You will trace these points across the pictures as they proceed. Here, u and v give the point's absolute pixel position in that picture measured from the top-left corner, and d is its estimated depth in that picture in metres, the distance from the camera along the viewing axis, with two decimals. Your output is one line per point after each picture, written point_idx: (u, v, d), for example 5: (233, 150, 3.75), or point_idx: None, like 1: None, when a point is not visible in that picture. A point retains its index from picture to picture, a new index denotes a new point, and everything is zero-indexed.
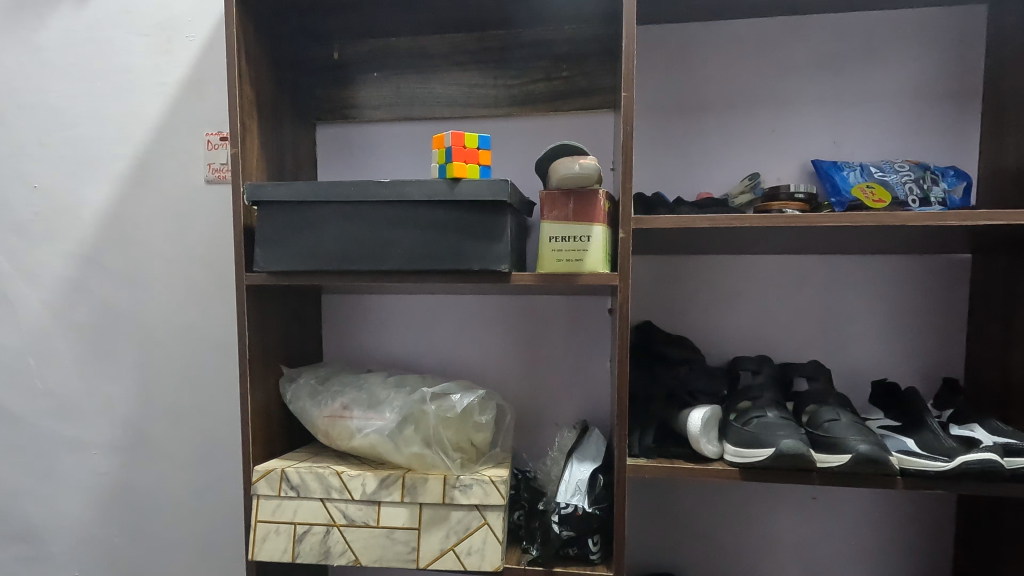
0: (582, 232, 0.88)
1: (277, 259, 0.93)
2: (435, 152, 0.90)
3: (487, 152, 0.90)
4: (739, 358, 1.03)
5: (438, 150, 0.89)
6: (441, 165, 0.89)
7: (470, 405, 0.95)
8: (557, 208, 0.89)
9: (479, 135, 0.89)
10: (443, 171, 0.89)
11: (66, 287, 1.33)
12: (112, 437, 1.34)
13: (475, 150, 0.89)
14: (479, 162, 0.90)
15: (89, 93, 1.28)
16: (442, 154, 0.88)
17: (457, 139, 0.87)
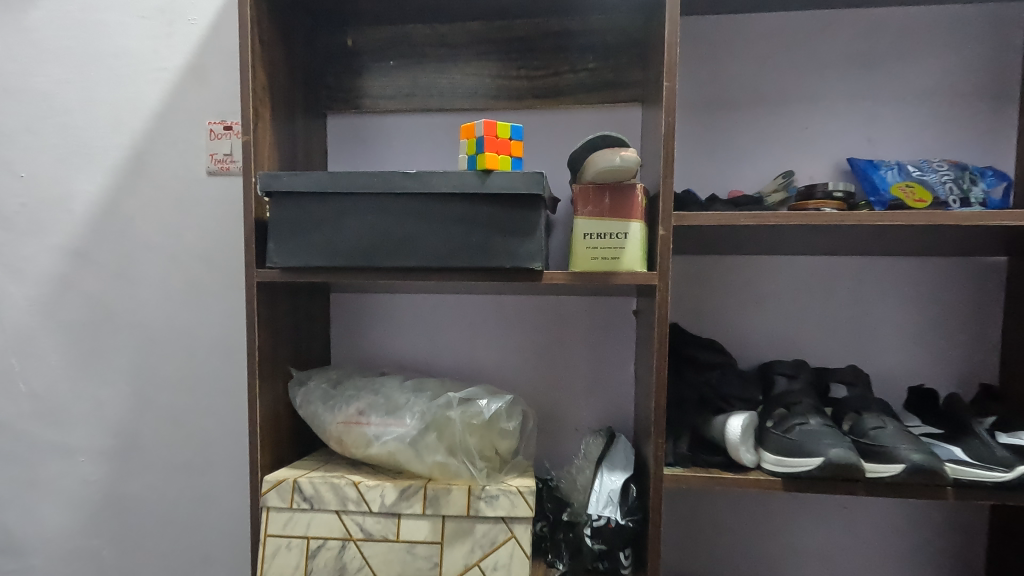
0: (618, 229, 0.84)
1: (291, 254, 0.87)
2: (464, 142, 0.85)
3: (519, 144, 0.85)
4: (772, 362, 0.99)
5: (468, 140, 0.84)
6: (471, 156, 0.84)
7: (497, 411, 0.90)
8: (592, 204, 0.85)
9: (511, 124, 0.83)
10: (473, 162, 0.84)
11: (54, 283, 1.25)
12: (101, 443, 1.27)
13: (506, 141, 0.84)
14: (511, 154, 0.85)
15: (82, 78, 1.21)
16: (473, 144, 0.83)
17: (488, 128, 0.82)
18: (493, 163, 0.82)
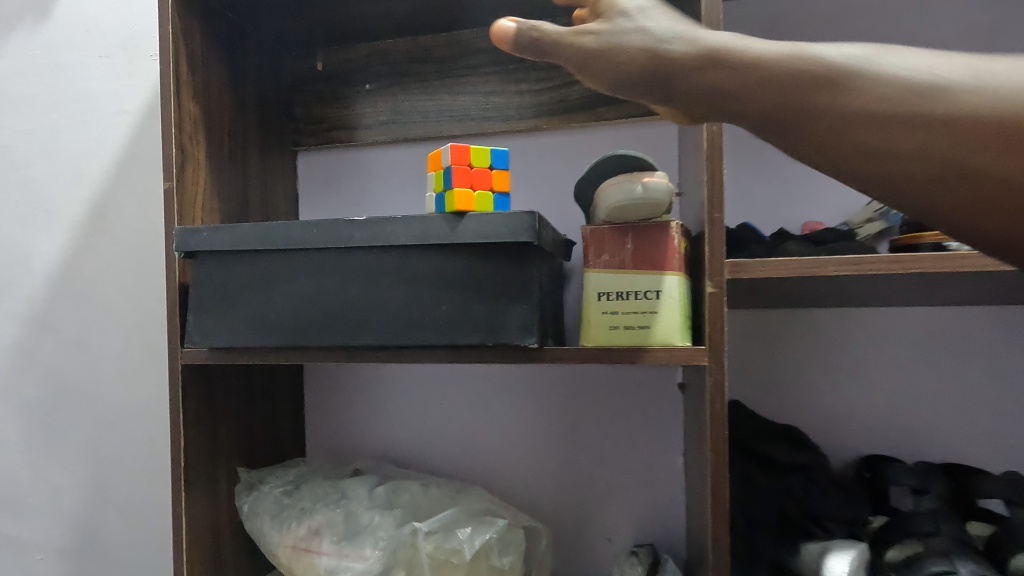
0: (647, 286, 0.59)
1: (218, 330, 0.67)
2: (431, 176, 0.64)
3: (504, 174, 0.63)
4: (888, 463, 0.69)
5: (435, 172, 0.63)
6: (438, 193, 0.63)
7: (485, 544, 0.67)
8: (609, 251, 0.61)
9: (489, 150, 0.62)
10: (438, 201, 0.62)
11: (12, 355, 1.10)
12: (60, 539, 1.09)
13: (486, 171, 0.62)
14: (493, 189, 0.62)
15: (42, 127, 1.08)
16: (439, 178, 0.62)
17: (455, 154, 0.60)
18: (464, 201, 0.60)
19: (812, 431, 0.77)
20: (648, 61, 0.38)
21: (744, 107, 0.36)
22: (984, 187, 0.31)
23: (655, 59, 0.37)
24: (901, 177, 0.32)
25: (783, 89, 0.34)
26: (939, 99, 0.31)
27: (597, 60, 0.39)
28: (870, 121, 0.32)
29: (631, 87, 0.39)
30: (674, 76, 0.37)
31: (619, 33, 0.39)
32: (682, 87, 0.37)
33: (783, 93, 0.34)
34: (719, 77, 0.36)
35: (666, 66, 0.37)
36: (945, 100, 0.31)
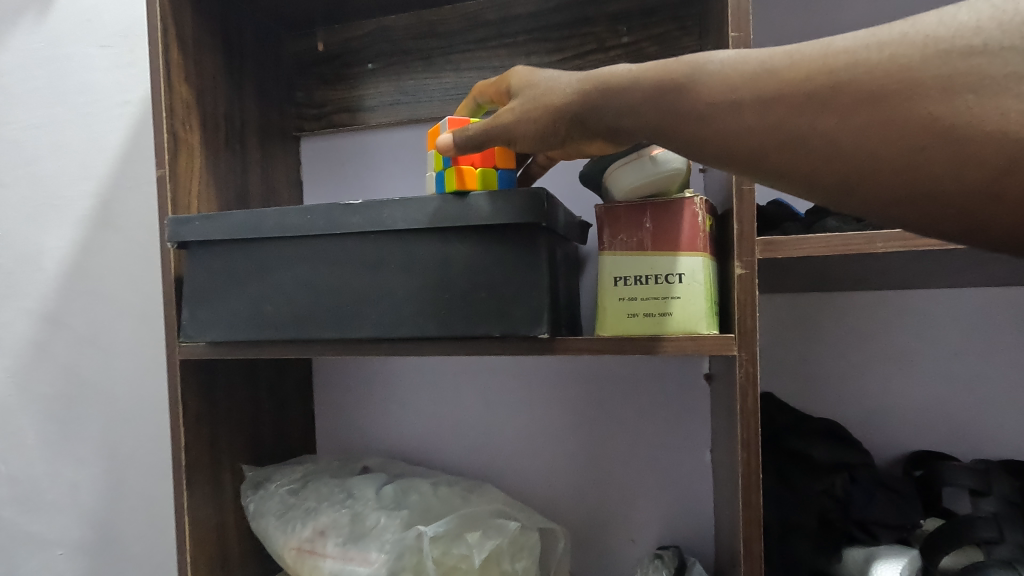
0: (668, 268, 0.54)
1: (214, 323, 0.64)
2: (431, 153, 0.59)
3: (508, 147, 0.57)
4: (942, 462, 0.63)
5: (434, 150, 0.58)
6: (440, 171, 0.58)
7: (495, 549, 0.63)
8: (624, 230, 0.55)
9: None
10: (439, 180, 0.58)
11: (28, 352, 1.10)
12: (78, 534, 1.09)
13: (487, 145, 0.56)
14: (497, 165, 0.57)
15: (48, 121, 1.07)
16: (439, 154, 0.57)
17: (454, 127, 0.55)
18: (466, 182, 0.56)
19: (853, 425, 0.71)
20: (551, 110, 0.45)
21: (641, 132, 0.41)
22: (878, 163, 0.32)
23: (555, 108, 0.44)
24: (808, 171, 0.34)
25: (673, 104, 0.38)
26: (821, 93, 0.33)
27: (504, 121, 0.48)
28: (755, 127, 0.35)
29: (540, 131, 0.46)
30: (576, 117, 0.44)
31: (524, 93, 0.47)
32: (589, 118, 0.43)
33: (670, 114, 0.39)
34: (611, 114, 0.42)
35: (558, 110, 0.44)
36: (819, 94, 0.33)
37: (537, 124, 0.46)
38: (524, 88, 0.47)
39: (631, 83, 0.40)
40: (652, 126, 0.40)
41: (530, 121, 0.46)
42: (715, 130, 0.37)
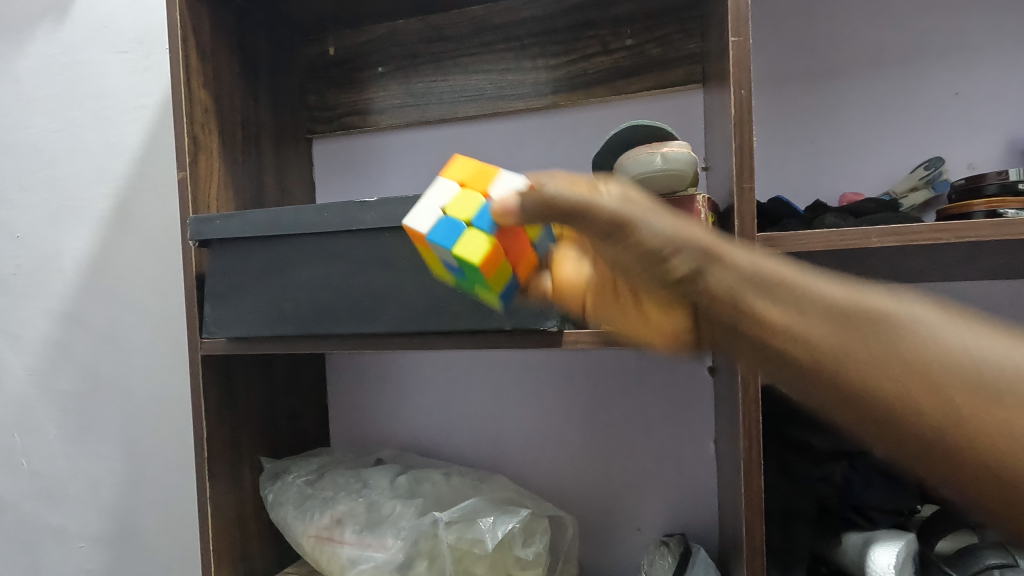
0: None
1: (235, 319, 0.67)
2: (437, 245, 0.46)
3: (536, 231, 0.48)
4: None
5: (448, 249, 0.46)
6: (463, 223, 0.46)
7: (508, 534, 0.65)
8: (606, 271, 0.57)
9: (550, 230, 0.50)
10: (458, 231, 0.46)
11: (49, 350, 1.13)
12: (98, 527, 1.13)
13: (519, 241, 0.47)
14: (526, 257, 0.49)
15: (67, 126, 1.10)
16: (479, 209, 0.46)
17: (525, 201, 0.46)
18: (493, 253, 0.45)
19: None
20: (642, 244, 0.37)
21: (730, 323, 0.34)
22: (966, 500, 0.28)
23: (652, 248, 0.36)
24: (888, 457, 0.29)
25: (813, 325, 0.31)
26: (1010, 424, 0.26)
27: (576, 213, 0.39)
28: (875, 391, 0.29)
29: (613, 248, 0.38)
30: (664, 264, 0.36)
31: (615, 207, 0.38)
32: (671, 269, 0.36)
33: (809, 328, 0.31)
34: (744, 279, 0.33)
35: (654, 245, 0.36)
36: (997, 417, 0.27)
37: (654, 248, 0.36)
38: (620, 207, 0.38)
39: (765, 268, 0.33)
40: (806, 321, 0.31)
41: (651, 237, 0.36)
42: (839, 331, 0.30)
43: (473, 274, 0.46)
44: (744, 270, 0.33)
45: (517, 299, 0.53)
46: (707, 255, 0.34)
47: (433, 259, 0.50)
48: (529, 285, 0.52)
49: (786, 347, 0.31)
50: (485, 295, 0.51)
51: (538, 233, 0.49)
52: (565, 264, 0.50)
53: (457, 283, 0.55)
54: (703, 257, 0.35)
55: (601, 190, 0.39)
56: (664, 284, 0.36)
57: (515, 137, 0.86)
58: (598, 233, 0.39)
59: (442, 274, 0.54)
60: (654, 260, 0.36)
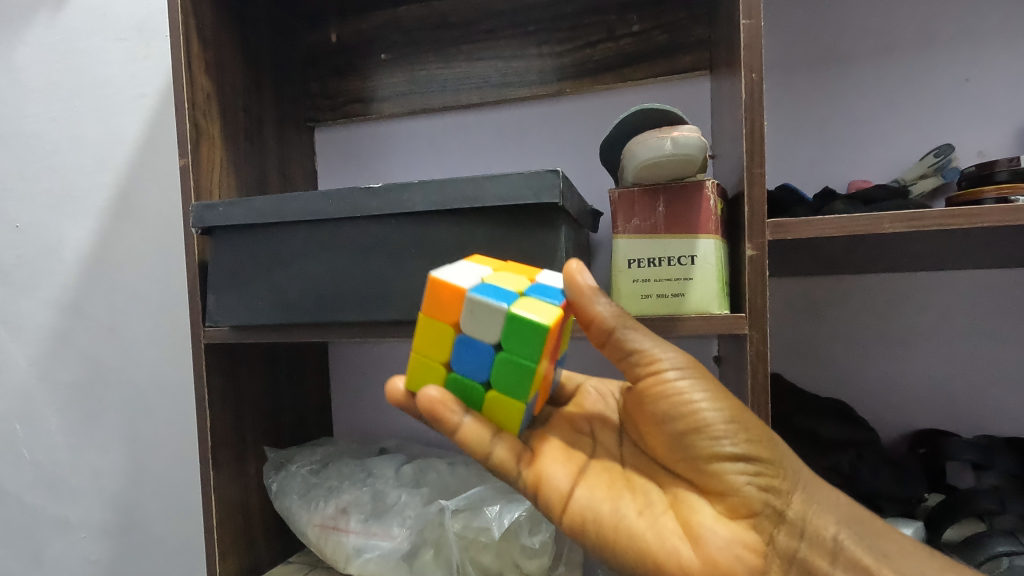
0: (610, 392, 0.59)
1: (238, 308, 0.66)
2: (509, 332, 0.43)
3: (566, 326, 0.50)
4: (944, 437, 0.65)
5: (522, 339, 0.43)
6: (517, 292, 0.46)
7: (514, 523, 0.65)
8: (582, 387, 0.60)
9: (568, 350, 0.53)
10: (512, 294, 0.44)
11: (50, 341, 1.13)
12: (102, 517, 1.12)
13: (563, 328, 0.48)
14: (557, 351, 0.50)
15: (67, 114, 1.09)
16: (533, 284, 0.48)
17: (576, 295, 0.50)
18: (556, 315, 0.43)
19: (858, 404, 0.73)
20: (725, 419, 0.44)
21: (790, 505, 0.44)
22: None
23: (730, 423, 0.44)
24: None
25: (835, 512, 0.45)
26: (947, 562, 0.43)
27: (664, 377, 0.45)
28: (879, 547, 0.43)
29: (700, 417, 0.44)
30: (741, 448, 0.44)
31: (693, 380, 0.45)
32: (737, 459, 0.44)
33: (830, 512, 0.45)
34: (812, 506, 0.44)
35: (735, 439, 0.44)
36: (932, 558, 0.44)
37: (760, 438, 0.45)
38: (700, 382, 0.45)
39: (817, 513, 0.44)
40: (840, 521, 0.44)
41: (756, 425, 0.45)
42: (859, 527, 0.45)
43: (523, 343, 0.43)
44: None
45: (526, 420, 0.48)
46: (787, 458, 0.46)
47: (451, 334, 0.45)
48: (542, 398, 0.49)
49: (848, 572, 0.42)
50: (503, 397, 0.45)
51: (565, 344, 0.51)
52: (600, 491, 0.47)
53: (450, 385, 0.47)
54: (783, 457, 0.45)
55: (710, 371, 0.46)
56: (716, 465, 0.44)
57: (520, 125, 0.85)
58: (717, 398, 0.45)
59: (433, 361, 0.46)
60: (757, 444, 0.44)
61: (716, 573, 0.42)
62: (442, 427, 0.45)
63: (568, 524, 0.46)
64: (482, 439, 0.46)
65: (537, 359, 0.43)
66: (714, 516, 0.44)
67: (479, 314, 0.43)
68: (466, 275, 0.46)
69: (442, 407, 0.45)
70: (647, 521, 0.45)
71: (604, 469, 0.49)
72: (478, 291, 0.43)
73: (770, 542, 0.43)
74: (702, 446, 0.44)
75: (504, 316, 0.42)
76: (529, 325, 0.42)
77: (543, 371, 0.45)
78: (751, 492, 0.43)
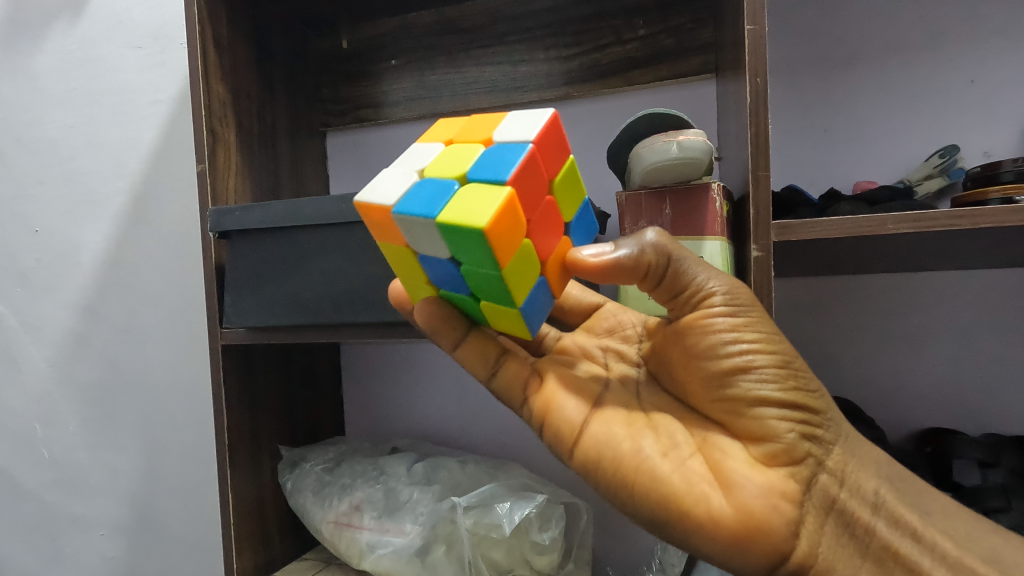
0: (629, 322, 0.60)
1: (254, 309, 0.68)
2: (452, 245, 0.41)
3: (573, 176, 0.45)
4: (951, 434, 0.66)
5: (465, 246, 0.41)
6: (458, 183, 0.42)
7: (524, 519, 0.66)
8: (600, 311, 0.62)
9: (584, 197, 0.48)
10: (449, 193, 0.42)
11: (69, 342, 1.15)
12: (119, 515, 1.15)
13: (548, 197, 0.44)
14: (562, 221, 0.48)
15: (85, 121, 1.11)
16: (481, 158, 0.43)
17: (547, 145, 0.43)
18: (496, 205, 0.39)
19: (865, 403, 0.74)
20: (776, 367, 0.44)
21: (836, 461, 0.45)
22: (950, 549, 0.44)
23: (781, 371, 0.44)
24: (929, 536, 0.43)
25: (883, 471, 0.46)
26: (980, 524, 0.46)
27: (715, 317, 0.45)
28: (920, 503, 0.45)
29: (752, 358, 0.44)
30: (792, 396, 0.44)
31: (744, 324, 0.45)
32: (785, 406, 0.44)
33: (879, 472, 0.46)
34: (857, 462, 0.45)
35: (784, 385, 0.44)
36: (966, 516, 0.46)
37: (807, 386, 0.45)
38: (753, 326, 0.45)
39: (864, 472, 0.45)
40: (882, 479, 0.46)
41: (806, 373, 0.45)
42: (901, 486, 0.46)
43: (469, 251, 0.41)
44: (872, 539, 0.43)
45: (539, 308, 0.48)
46: (832, 411, 0.46)
47: (411, 254, 0.46)
48: (550, 280, 0.48)
49: (890, 526, 0.43)
50: (491, 303, 0.48)
51: (570, 199, 0.47)
52: (617, 428, 0.48)
53: (449, 295, 0.50)
54: (828, 409, 0.46)
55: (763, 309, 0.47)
56: (763, 410, 0.44)
57: None
58: (767, 342, 0.45)
59: (421, 281, 0.51)
60: (803, 393, 0.44)
61: (749, 520, 0.41)
62: (448, 342, 0.54)
63: (581, 457, 0.48)
64: (483, 361, 0.54)
65: (495, 264, 0.40)
66: (749, 463, 0.43)
67: (419, 232, 0.42)
68: (401, 182, 0.44)
69: (448, 326, 0.53)
70: (671, 464, 0.45)
71: (621, 406, 0.50)
72: (407, 209, 0.41)
73: (807, 494, 0.43)
74: (744, 388, 0.44)
75: (434, 232, 0.40)
76: (462, 233, 0.39)
77: (518, 267, 0.42)
78: (796, 440, 0.43)
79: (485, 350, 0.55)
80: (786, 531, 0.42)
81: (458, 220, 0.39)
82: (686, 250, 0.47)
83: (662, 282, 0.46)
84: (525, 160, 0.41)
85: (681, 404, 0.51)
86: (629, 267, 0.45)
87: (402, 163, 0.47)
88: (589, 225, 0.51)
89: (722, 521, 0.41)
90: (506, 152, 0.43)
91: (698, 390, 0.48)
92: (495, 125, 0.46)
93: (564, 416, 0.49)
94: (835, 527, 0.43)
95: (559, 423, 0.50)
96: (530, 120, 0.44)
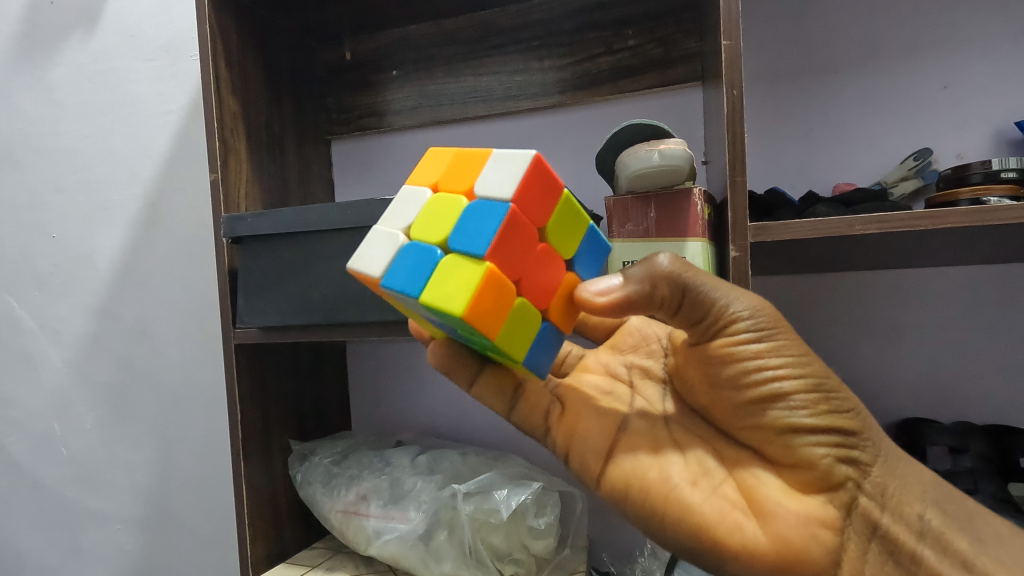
0: (654, 336, 0.64)
1: (264, 310, 0.72)
2: (438, 315, 0.47)
3: (565, 216, 0.48)
4: (923, 422, 0.70)
5: (449, 320, 0.47)
6: (441, 251, 0.47)
7: (521, 505, 0.70)
8: (624, 327, 0.66)
9: (586, 225, 0.50)
10: (433, 265, 0.46)
11: (86, 344, 1.20)
12: (135, 509, 1.19)
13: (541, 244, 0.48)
14: (566, 257, 0.50)
15: (99, 130, 1.16)
16: (460, 220, 0.46)
17: (527, 201, 0.45)
18: (475, 287, 0.44)
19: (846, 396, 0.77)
20: (806, 392, 0.45)
21: (879, 483, 0.45)
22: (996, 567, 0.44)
23: (811, 396, 0.45)
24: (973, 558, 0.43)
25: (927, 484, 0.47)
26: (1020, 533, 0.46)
27: (741, 342, 0.46)
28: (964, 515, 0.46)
29: (782, 384, 0.45)
30: (823, 422, 0.45)
31: (771, 348, 0.46)
32: (818, 431, 0.45)
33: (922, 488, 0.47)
34: (897, 481, 0.46)
35: (815, 411, 0.45)
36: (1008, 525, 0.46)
37: (839, 410, 0.45)
38: (780, 350, 0.46)
39: (905, 490, 0.46)
40: (926, 501, 0.46)
41: (840, 394, 0.45)
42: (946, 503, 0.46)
43: (456, 322, 0.47)
44: (916, 566, 0.43)
45: (549, 352, 0.52)
46: (870, 430, 0.46)
47: (408, 309, 0.52)
48: (556, 323, 0.51)
49: (933, 549, 0.44)
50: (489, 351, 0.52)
51: (566, 238, 0.49)
52: (644, 455, 0.51)
53: (458, 339, 0.55)
54: (867, 428, 0.46)
55: (791, 326, 0.47)
56: (796, 436, 0.45)
57: (521, 134, 0.90)
58: (795, 363, 0.45)
59: (430, 329, 0.57)
60: (837, 414, 0.45)
61: (787, 549, 0.43)
62: (457, 379, 0.57)
63: (609, 487, 0.51)
64: (500, 398, 0.57)
65: (485, 337, 0.46)
66: (783, 491, 0.46)
67: (409, 300, 0.48)
68: (387, 247, 0.48)
69: (460, 365, 0.57)
70: (702, 492, 0.47)
71: (647, 433, 0.53)
72: (394, 283, 0.47)
73: (846, 520, 0.44)
74: (776, 414, 0.46)
75: (419, 307, 0.46)
76: (446, 313, 0.45)
77: (513, 328, 0.47)
78: (831, 466, 0.44)
79: (502, 384, 0.57)
80: (826, 559, 0.43)
81: (438, 304, 0.44)
82: (704, 274, 0.47)
83: (681, 309, 0.47)
84: (501, 230, 0.44)
85: (712, 425, 0.53)
86: (645, 298, 0.46)
87: (389, 216, 0.51)
88: (598, 248, 0.52)
89: (759, 553, 0.44)
90: (487, 207, 0.45)
91: (729, 414, 0.49)
92: (477, 168, 0.47)
93: (589, 447, 0.53)
94: (877, 553, 0.44)
95: (585, 452, 0.53)
96: (509, 168, 0.45)
